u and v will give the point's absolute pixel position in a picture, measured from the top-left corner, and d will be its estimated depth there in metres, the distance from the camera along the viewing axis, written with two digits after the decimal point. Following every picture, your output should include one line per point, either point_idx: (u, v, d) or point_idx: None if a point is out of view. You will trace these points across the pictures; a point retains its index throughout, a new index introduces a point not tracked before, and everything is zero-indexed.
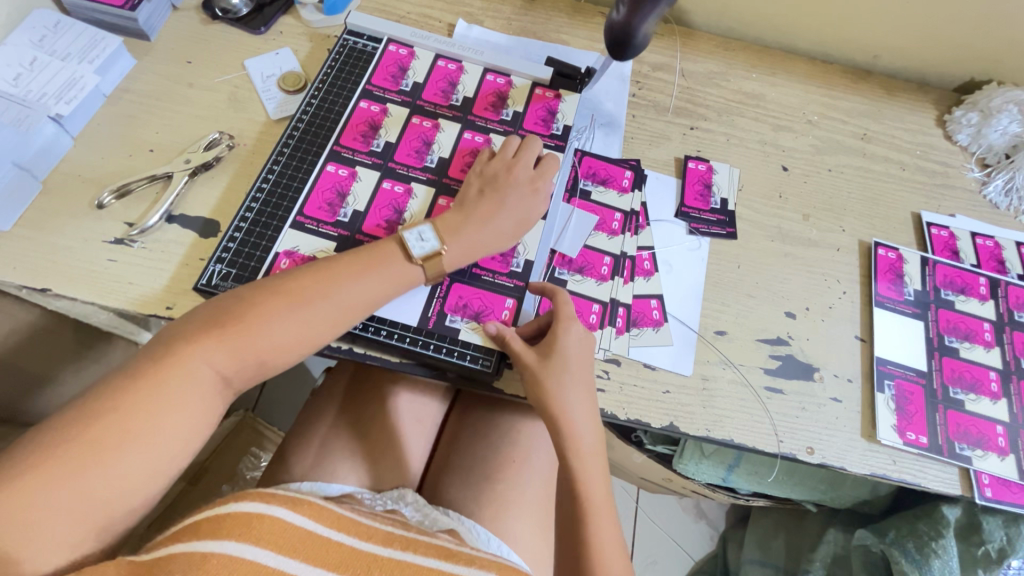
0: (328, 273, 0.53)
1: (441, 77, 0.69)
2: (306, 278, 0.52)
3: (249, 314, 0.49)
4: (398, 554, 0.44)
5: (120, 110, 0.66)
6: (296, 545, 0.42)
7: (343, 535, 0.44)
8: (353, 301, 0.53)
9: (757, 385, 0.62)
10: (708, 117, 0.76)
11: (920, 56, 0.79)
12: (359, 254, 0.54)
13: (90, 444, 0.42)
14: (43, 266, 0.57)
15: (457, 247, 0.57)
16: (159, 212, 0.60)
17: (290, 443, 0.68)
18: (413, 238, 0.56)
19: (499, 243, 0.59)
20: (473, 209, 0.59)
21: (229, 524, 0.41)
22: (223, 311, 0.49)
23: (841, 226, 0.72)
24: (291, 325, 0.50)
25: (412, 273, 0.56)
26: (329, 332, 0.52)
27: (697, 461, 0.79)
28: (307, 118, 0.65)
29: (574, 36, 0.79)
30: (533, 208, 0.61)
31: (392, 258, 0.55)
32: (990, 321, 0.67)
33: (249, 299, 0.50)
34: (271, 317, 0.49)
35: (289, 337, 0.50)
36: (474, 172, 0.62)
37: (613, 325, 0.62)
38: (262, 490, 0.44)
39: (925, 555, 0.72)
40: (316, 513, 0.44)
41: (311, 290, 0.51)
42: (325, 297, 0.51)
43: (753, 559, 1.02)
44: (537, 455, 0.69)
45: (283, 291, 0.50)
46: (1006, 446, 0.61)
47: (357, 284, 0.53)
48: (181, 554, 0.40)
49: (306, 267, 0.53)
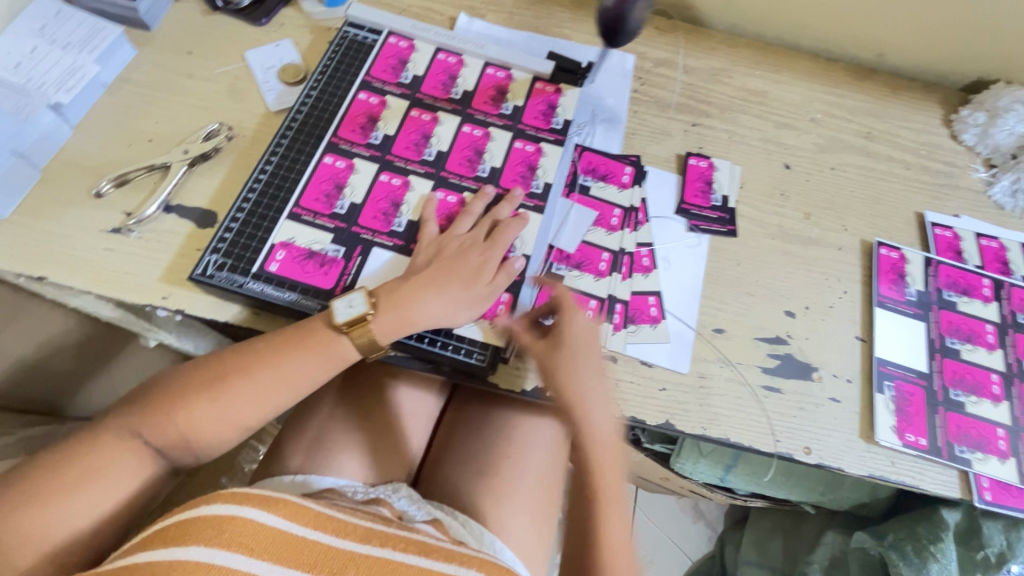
0: (255, 354, 0.54)
1: (441, 70, 0.68)
2: (235, 358, 0.54)
3: (174, 393, 0.52)
4: (375, 550, 0.44)
5: (121, 99, 0.66)
6: (267, 546, 0.42)
7: (319, 533, 0.44)
8: (275, 384, 0.53)
9: (755, 383, 0.62)
10: (710, 114, 0.76)
11: (927, 54, 0.78)
12: (290, 331, 0.55)
13: (78, 468, 0.47)
14: (41, 254, 0.57)
15: (386, 321, 0.54)
16: (156, 202, 0.60)
17: (284, 436, 0.68)
18: (341, 304, 0.54)
19: (439, 314, 0.56)
20: (415, 278, 0.56)
21: (199, 527, 0.41)
22: (158, 389, 0.53)
23: (843, 225, 0.71)
24: (214, 407, 0.52)
25: (340, 342, 0.54)
26: (249, 411, 0.53)
27: (694, 461, 0.79)
28: (306, 110, 0.65)
29: (576, 31, 0.79)
30: (480, 277, 0.58)
31: (321, 330, 0.54)
32: (993, 323, 0.66)
33: (184, 378, 0.53)
34: (195, 398, 0.52)
35: (212, 422, 0.52)
36: (424, 241, 0.59)
37: (610, 322, 0.62)
38: (236, 491, 0.44)
39: (923, 558, 0.71)
40: (293, 512, 0.44)
41: (235, 371, 0.53)
42: (247, 380, 0.53)
43: (750, 560, 0.99)
44: (534, 449, 0.69)
45: (204, 374, 0.53)
46: (1006, 449, 0.61)
47: (269, 365, 0.53)
48: (146, 561, 0.39)
49: (240, 344, 0.55)
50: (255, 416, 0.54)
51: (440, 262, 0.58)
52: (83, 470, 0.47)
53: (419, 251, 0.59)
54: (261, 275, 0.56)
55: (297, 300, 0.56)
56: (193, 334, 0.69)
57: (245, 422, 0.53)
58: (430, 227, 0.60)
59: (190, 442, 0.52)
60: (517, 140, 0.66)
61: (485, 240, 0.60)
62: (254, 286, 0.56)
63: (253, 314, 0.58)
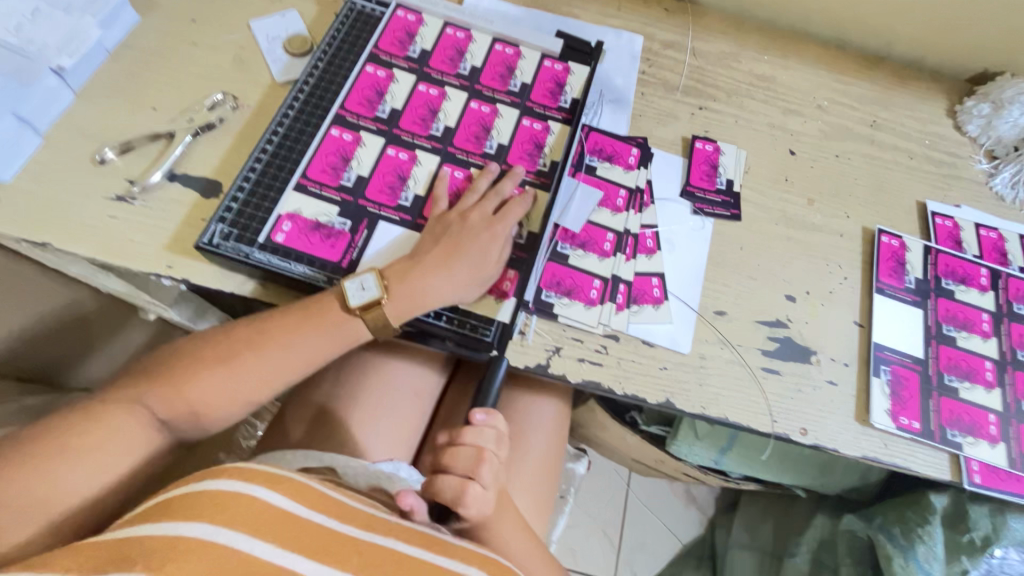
0: (265, 331, 0.55)
1: (449, 45, 0.68)
2: (244, 335, 0.54)
3: (180, 366, 0.53)
4: (377, 538, 0.44)
5: (124, 65, 0.65)
6: (270, 526, 0.41)
7: (323, 517, 0.44)
8: (286, 362, 0.55)
9: (754, 365, 0.62)
10: (717, 98, 0.76)
11: (935, 42, 0.78)
12: (299, 307, 0.55)
13: (83, 433, 0.48)
14: (44, 219, 0.57)
15: (398, 299, 0.55)
16: (160, 169, 0.60)
17: (287, 411, 0.69)
18: (354, 287, 0.54)
19: (452, 290, 0.56)
20: (424, 256, 0.57)
21: (203, 502, 0.41)
22: (162, 366, 0.53)
23: (845, 212, 0.72)
24: (223, 383, 0.53)
25: (353, 323, 0.55)
26: (258, 387, 0.54)
27: (690, 442, 0.80)
28: (312, 82, 0.65)
29: (585, 10, 0.78)
30: (492, 251, 0.58)
31: (332, 309, 0.55)
32: (989, 312, 0.67)
33: (191, 353, 0.54)
34: (204, 372, 0.53)
35: (220, 398, 0.53)
36: (431, 218, 0.59)
37: (613, 301, 0.62)
38: (241, 469, 0.44)
39: (910, 540, 0.74)
40: (297, 493, 0.44)
41: (244, 347, 0.54)
42: (257, 356, 0.54)
43: (741, 542, 1.00)
44: (537, 428, 0.70)
45: (211, 350, 0.54)
46: (997, 434, 0.62)
47: (280, 345, 0.54)
48: (145, 535, 0.39)
49: (247, 321, 0.56)
50: (261, 393, 0.55)
51: (452, 236, 0.58)
52: (84, 439, 0.47)
53: (431, 226, 0.59)
54: (267, 246, 0.56)
55: (304, 272, 0.56)
56: (196, 305, 0.69)
57: (251, 398, 0.54)
58: (443, 204, 0.60)
59: (197, 410, 0.53)
60: (525, 117, 0.66)
61: (494, 215, 0.60)
62: (260, 257, 0.56)
63: (260, 285, 0.58)
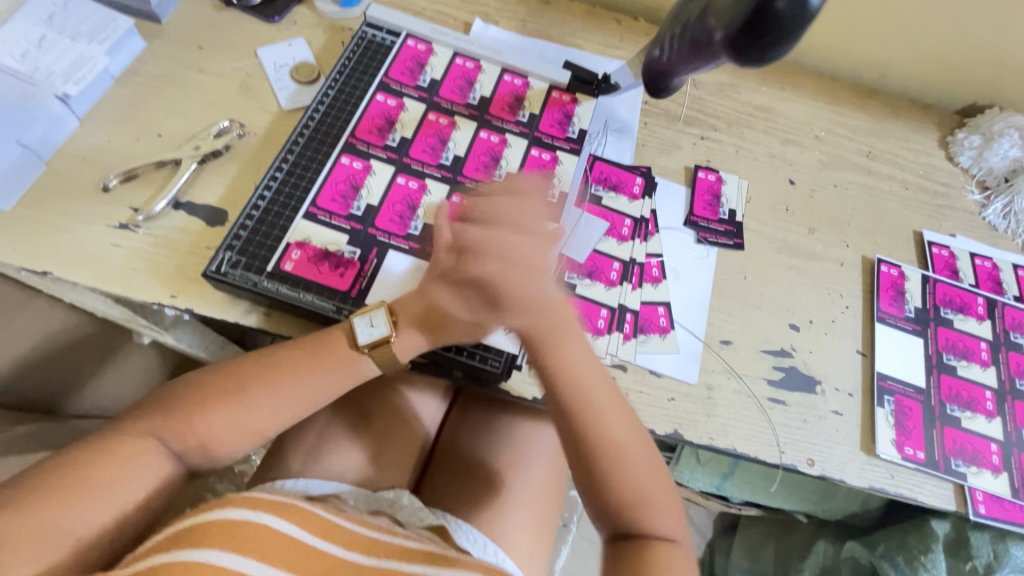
0: (274, 365, 0.54)
1: (459, 75, 0.68)
2: (252, 368, 0.53)
3: (187, 403, 0.51)
4: (383, 562, 0.44)
5: (130, 92, 0.65)
6: (281, 555, 0.41)
7: (327, 544, 0.44)
8: (293, 397, 0.54)
9: (760, 395, 0.63)
10: (718, 128, 0.77)
11: (926, 75, 0.81)
12: (307, 344, 0.54)
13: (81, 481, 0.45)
14: (44, 247, 0.55)
15: (408, 338, 0.55)
16: (165, 198, 0.59)
17: (286, 440, 0.67)
18: (362, 324, 0.54)
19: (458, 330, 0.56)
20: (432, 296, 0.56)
21: (215, 530, 0.40)
22: (171, 399, 0.52)
23: (845, 241, 0.73)
24: (228, 418, 0.51)
25: (361, 361, 0.55)
26: (268, 424, 0.53)
27: (692, 468, 0.81)
28: (323, 110, 0.65)
29: (588, 40, 0.80)
30: None
31: (342, 346, 0.54)
32: (987, 340, 0.68)
33: (199, 386, 0.52)
34: (212, 405, 0.51)
35: (226, 429, 0.52)
36: None
37: (620, 330, 0.62)
38: (247, 498, 0.44)
39: (913, 568, 0.73)
40: (304, 521, 0.44)
41: (252, 382, 0.53)
42: (265, 390, 0.53)
43: (741, 567, 0.99)
44: (539, 455, 0.68)
45: (217, 384, 0.52)
46: (999, 463, 0.62)
47: (292, 384, 0.53)
48: (160, 565, 0.38)
49: (257, 354, 0.55)
50: (270, 427, 0.53)
51: None
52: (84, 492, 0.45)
53: None
54: (276, 275, 0.56)
55: (312, 301, 0.56)
56: (196, 331, 0.66)
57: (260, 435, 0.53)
58: None
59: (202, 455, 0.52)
60: (533, 147, 0.66)
61: None
62: (269, 285, 0.55)
63: (265, 314, 0.57)
